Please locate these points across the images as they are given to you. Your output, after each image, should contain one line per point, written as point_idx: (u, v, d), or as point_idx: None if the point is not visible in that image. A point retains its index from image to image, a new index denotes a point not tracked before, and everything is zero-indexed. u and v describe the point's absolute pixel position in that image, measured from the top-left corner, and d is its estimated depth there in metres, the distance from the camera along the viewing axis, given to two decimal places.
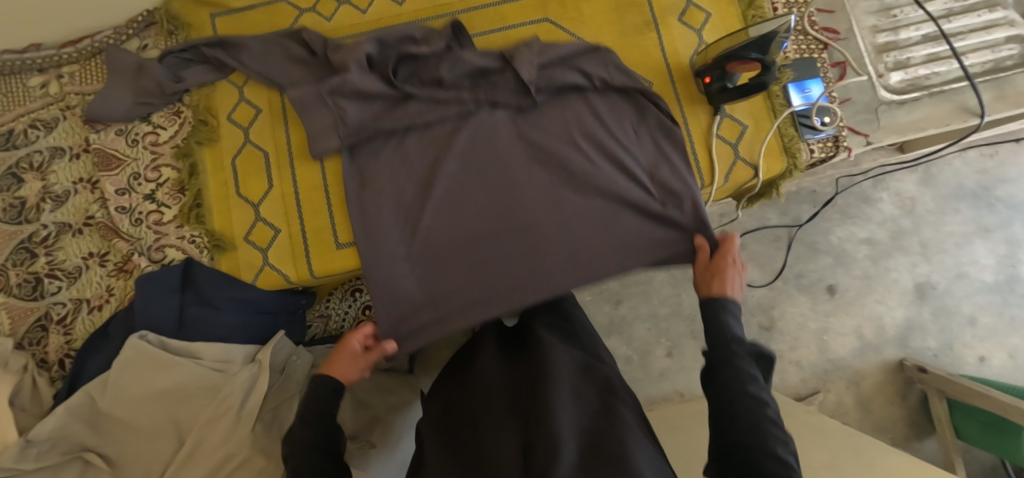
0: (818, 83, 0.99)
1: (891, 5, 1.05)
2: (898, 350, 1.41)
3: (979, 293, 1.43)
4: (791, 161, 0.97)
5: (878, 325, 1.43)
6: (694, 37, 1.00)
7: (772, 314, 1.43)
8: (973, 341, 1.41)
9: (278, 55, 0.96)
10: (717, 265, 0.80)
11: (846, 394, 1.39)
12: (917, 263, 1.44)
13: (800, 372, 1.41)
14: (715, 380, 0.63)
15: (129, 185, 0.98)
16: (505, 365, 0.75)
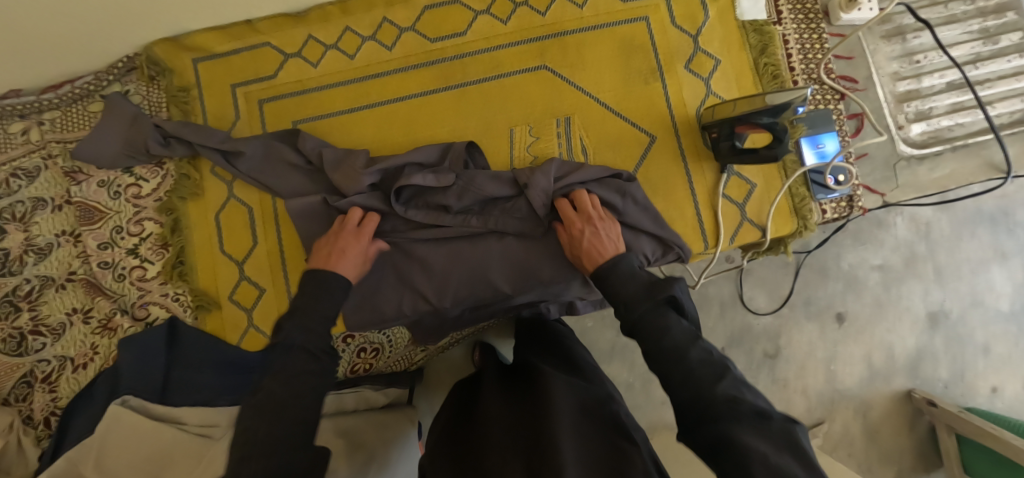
0: (834, 137, 0.93)
1: (914, 50, 0.98)
2: (907, 381, 1.23)
3: (995, 323, 1.24)
4: (801, 223, 0.92)
5: (888, 354, 1.24)
6: (701, 86, 0.94)
7: (779, 342, 1.23)
8: (987, 371, 1.24)
9: (273, 160, 0.91)
10: (577, 232, 0.81)
11: (852, 423, 1.22)
12: (931, 291, 1.23)
13: (807, 401, 1.23)
14: (652, 344, 0.64)
15: (112, 239, 0.95)
16: (504, 395, 0.74)
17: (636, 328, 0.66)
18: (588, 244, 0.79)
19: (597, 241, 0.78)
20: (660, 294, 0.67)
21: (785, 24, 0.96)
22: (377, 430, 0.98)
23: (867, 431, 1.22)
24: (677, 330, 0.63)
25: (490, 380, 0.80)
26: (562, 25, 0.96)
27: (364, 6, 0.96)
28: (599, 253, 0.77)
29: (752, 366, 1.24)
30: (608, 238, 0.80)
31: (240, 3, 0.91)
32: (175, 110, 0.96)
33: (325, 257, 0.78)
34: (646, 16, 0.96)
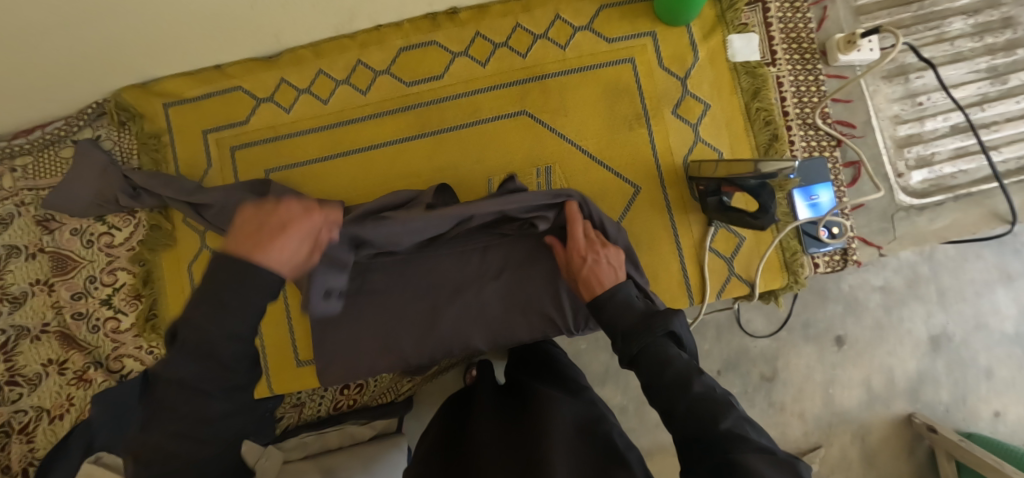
0: (829, 187, 0.88)
1: (917, 91, 0.93)
2: (907, 404, 1.15)
3: (999, 346, 1.16)
4: (791, 277, 0.88)
5: (888, 377, 1.16)
6: (689, 133, 0.90)
7: (776, 365, 1.16)
8: (989, 395, 1.15)
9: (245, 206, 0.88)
10: (576, 263, 0.77)
11: (851, 449, 1.15)
12: (934, 313, 1.16)
13: (804, 425, 1.15)
14: (653, 378, 0.59)
15: (85, 288, 0.94)
16: (498, 410, 0.72)
17: (634, 359, 0.62)
18: (586, 272, 0.74)
19: (597, 268, 0.74)
20: (659, 324, 0.62)
21: (779, 65, 0.91)
22: (362, 465, 0.93)
23: (865, 456, 1.14)
24: (679, 361, 0.59)
25: (484, 391, 0.78)
26: (544, 68, 0.91)
27: (337, 48, 0.92)
28: (595, 281, 0.73)
29: (748, 389, 1.16)
30: (608, 266, 0.75)
31: (208, 49, 0.88)
32: (146, 159, 0.94)
33: (249, 235, 0.48)
34: (633, 58, 0.91)
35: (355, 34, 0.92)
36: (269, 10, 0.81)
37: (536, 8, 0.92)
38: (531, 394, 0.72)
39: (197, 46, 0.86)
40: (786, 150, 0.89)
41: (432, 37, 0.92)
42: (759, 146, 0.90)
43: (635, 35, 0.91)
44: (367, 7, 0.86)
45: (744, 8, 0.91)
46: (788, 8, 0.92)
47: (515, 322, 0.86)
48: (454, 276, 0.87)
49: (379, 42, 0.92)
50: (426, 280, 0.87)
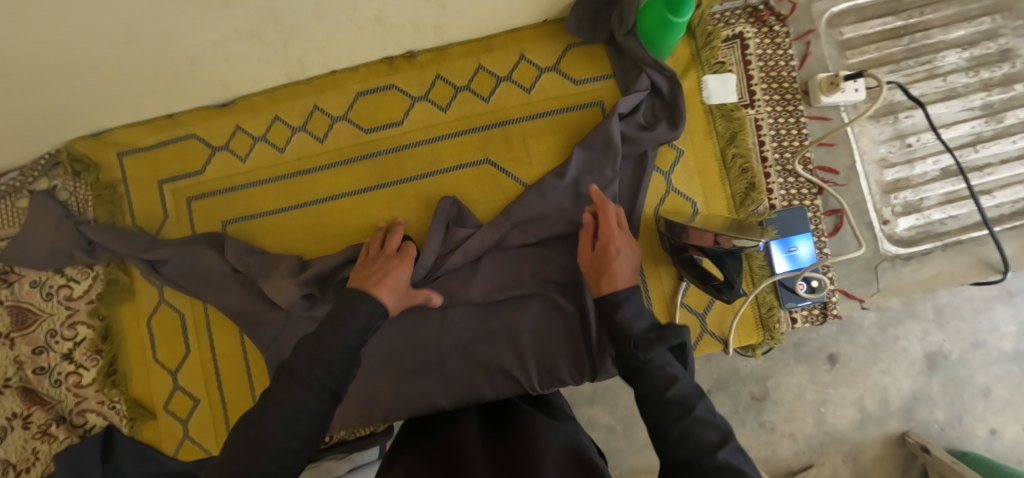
0: (808, 238, 0.84)
1: (905, 132, 0.87)
2: (901, 423, 1.12)
3: (997, 364, 1.12)
4: (767, 334, 0.84)
5: (882, 398, 1.12)
6: (660, 181, 0.85)
7: (766, 385, 1.13)
8: (986, 414, 1.11)
9: (204, 255, 0.86)
10: (601, 254, 0.72)
11: (843, 469, 1.12)
12: (930, 332, 1.12)
13: (795, 445, 1.13)
14: (654, 397, 0.55)
15: (46, 343, 0.92)
16: (486, 437, 0.65)
17: (635, 373, 0.59)
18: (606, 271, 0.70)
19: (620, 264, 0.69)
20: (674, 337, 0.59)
21: (757, 106, 0.86)
22: None
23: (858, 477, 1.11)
24: (685, 383, 0.56)
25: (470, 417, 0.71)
26: (506, 112, 0.88)
27: (292, 94, 0.90)
28: (615, 277, 0.68)
29: (739, 409, 1.13)
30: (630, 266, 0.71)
31: (158, 101, 0.85)
32: (101, 210, 0.92)
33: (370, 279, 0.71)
34: (601, 100, 0.87)
35: (310, 80, 0.89)
36: (216, 65, 0.78)
37: (499, 48, 0.88)
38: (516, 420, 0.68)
39: (146, 100, 0.84)
40: (763, 200, 0.85)
41: (391, 81, 0.89)
42: (735, 195, 0.85)
43: (602, 76, 0.87)
44: (319, 56, 0.83)
45: (721, 45, 0.86)
46: (767, 44, 0.86)
47: (482, 351, 0.83)
48: (416, 329, 0.84)
49: (335, 87, 0.89)
50: (387, 334, 0.84)
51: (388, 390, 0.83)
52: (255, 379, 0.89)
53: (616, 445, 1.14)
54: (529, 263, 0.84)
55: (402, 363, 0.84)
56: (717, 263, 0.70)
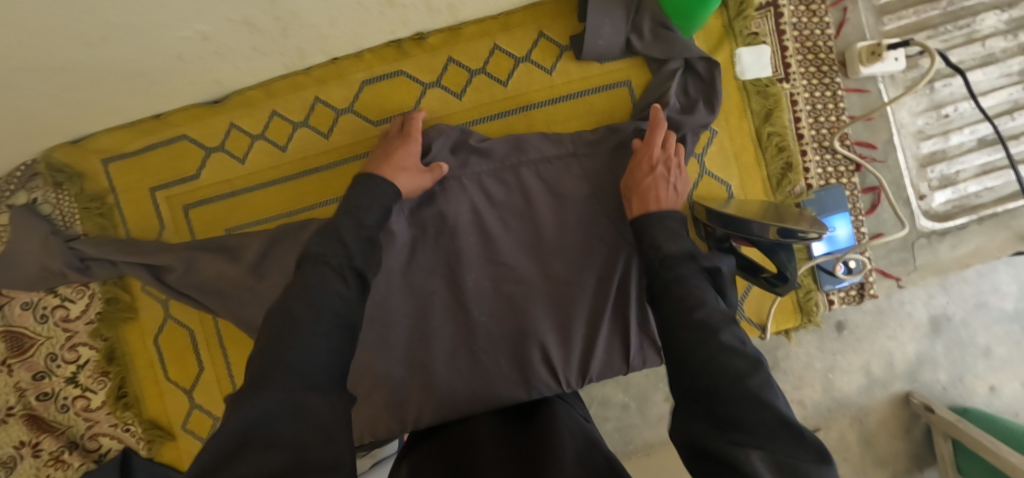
0: (846, 218, 0.81)
1: (942, 101, 0.84)
2: (905, 384, 1.14)
3: (998, 324, 1.13)
4: (805, 317, 0.82)
5: (887, 362, 1.13)
6: (694, 165, 0.81)
7: (777, 355, 1.13)
8: (986, 372, 1.14)
9: (205, 268, 0.79)
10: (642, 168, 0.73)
11: (850, 432, 1.13)
12: (935, 295, 1.13)
13: (803, 411, 1.13)
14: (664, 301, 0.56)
15: (47, 367, 0.87)
16: (498, 436, 0.63)
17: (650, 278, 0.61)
18: (644, 186, 0.70)
19: (659, 185, 0.70)
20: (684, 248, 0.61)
21: (793, 80, 0.81)
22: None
23: (864, 438, 1.13)
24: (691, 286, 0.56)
25: (486, 419, 0.69)
26: (528, 97, 0.83)
27: (291, 86, 0.82)
28: (653, 201, 0.69)
29: None
30: (672, 190, 0.71)
31: (142, 102, 0.77)
32: (90, 224, 0.85)
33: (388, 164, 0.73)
34: (628, 80, 0.83)
35: (310, 69, 0.81)
36: (206, 59, 0.70)
37: (516, 26, 0.82)
38: (541, 421, 0.64)
39: (129, 101, 0.75)
40: (800, 180, 0.81)
41: (400, 67, 0.82)
42: (772, 177, 0.81)
43: (627, 54, 0.82)
44: (320, 43, 0.75)
45: (754, 15, 0.80)
46: (803, 11, 0.81)
47: (512, 344, 0.78)
48: (447, 316, 0.79)
49: (338, 77, 0.82)
50: (420, 323, 0.78)
51: (417, 384, 0.77)
52: None
53: (631, 422, 1.13)
54: (575, 244, 0.79)
55: (436, 356, 0.78)
56: (767, 253, 0.66)
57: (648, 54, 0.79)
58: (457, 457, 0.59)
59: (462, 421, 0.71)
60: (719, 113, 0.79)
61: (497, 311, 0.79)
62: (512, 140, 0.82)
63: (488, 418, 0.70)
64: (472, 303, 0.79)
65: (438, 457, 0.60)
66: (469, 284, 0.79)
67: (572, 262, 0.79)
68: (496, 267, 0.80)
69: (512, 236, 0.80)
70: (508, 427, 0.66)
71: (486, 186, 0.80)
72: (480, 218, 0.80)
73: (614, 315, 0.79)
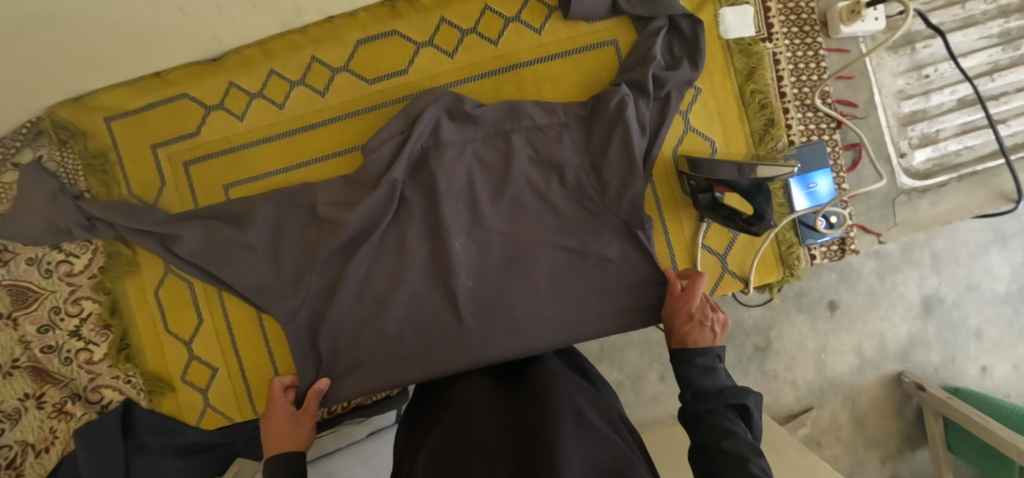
0: (827, 173, 0.83)
1: (923, 62, 0.86)
2: (897, 365, 1.15)
3: (989, 306, 1.15)
4: (787, 270, 0.84)
5: (879, 343, 1.15)
6: (679, 121, 0.83)
7: (770, 336, 1.14)
8: (977, 353, 1.16)
9: (211, 222, 0.83)
10: (678, 314, 0.74)
11: (841, 412, 1.15)
12: (927, 277, 1.14)
13: (796, 391, 1.15)
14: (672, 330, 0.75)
15: (51, 321, 0.89)
16: (494, 395, 0.65)
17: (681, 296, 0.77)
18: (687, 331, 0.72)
19: (690, 329, 0.72)
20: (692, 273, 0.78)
21: (775, 40, 0.84)
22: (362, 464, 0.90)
23: (856, 418, 1.15)
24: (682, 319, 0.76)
25: (482, 380, 0.70)
26: (519, 56, 0.85)
27: (288, 45, 0.85)
28: (688, 339, 0.71)
29: (742, 360, 1.14)
30: (705, 329, 0.72)
31: (144, 59, 0.80)
32: (94, 180, 0.87)
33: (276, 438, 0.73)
34: (615, 39, 0.85)
35: (306, 29, 0.84)
36: (205, 15, 0.72)
37: None
38: (535, 370, 0.68)
39: (133, 56, 0.78)
40: (782, 136, 0.83)
41: (393, 27, 0.85)
42: (754, 133, 0.84)
43: (614, 14, 0.84)
44: (314, 1, 0.78)
45: None
46: None
47: (513, 303, 0.81)
48: (438, 271, 0.82)
49: (334, 37, 0.84)
50: (413, 282, 0.81)
51: (408, 337, 0.82)
52: (274, 345, 0.89)
53: (626, 400, 1.15)
54: (564, 211, 0.82)
55: (424, 319, 0.82)
56: (747, 197, 0.70)
57: (633, 14, 0.82)
58: (455, 410, 0.61)
59: (464, 377, 0.74)
60: (703, 71, 0.82)
61: (488, 273, 0.82)
62: (506, 107, 0.83)
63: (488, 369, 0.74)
64: (469, 263, 0.82)
65: (438, 414, 0.63)
66: (459, 249, 0.81)
67: (560, 227, 0.83)
68: (488, 233, 0.82)
69: (508, 200, 0.83)
70: (504, 378, 0.71)
71: (482, 155, 0.83)
72: (473, 187, 0.82)
73: (604, 269, 0.82)
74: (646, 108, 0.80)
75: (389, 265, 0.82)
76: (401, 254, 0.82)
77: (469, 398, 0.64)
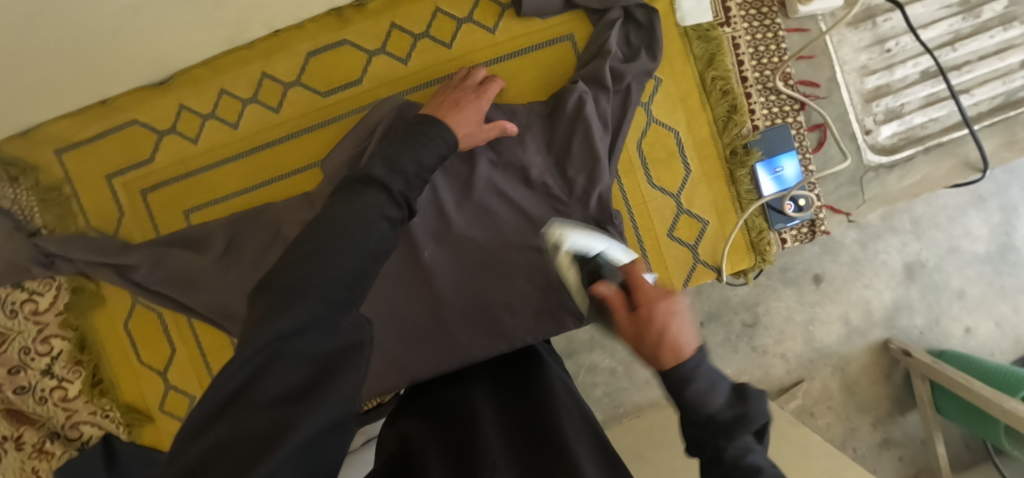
0: (793, 156, 0.82)
1: (885, 36, 0.85)
2: (883, 331, 1.16)
3: (969, 266, 1.16)
4: (759, 257, 0.84)
5: (865, 310, 1.15)
6: (641, 113, 0.82)
7: (757, 311, 1.14)
8: (961, 313, 1.17)
9: (176, 248, 0.82)
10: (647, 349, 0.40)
11: (832, 381, 1.16)
12: (908, 243, 1.14)
13: (786, 365, 1.15)
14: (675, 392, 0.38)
15: (21, 362, 0.87)
16: (499, 405, 0.56)
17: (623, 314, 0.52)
18: (664, 322, 0.39)
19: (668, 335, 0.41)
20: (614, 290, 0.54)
21: (734, 24, 0.82)
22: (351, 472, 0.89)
23: (846, 386, 1.16)
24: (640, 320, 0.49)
25: (481, 388, 0.61)
26: (474, 57, 0.83)
27: (235, 63, 0.82)
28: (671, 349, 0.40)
29: (732, 337, 1.14)
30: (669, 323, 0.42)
31: (89, 87, 0.77)
32: (49, 215, 0.85)
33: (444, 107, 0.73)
34: (571, 34, 0.83)
35: (252, 44, 0.82)
36: (144, 36, 0.70)
37: None
38: (536, 380, 0.61)
39: (75, 85, 0.75)
40: (746, 121, 0.82)
41: (343, 36, 0.82)
42: (717, 120, 0.83)
43: (567, 8, 0.82)
44: (256, 14, 0.75)
45: None
46: None
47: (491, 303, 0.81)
48: (409, 279, 0.82)
49: (282, 50, 0.82)
50: (385, 291, 0.81)
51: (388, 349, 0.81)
52: None
53: (620, 385, 1.15)
54: (532, 212, 0.81)
55: (404, 325, 0.82)
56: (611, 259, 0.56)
57: (587, 6, 0.80)
58: (457, 419, 0.53)
59: (458, 382, 0.66)
60: (662, 60, 0.81)
61: (461, 279, 0.82)
62: None
63: (484, 373, 0.67)
64: (439, 268, 0.82)
65: (428, 421, 0.55)
66: (428, 259, 0.81)
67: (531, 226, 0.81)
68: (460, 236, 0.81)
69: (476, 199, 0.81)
70: (503, 385, 0.63)
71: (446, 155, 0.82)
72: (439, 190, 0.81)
73: None
74: (606, 102, 0.79)
75: None
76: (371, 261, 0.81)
77: (464, 408, 0.56)
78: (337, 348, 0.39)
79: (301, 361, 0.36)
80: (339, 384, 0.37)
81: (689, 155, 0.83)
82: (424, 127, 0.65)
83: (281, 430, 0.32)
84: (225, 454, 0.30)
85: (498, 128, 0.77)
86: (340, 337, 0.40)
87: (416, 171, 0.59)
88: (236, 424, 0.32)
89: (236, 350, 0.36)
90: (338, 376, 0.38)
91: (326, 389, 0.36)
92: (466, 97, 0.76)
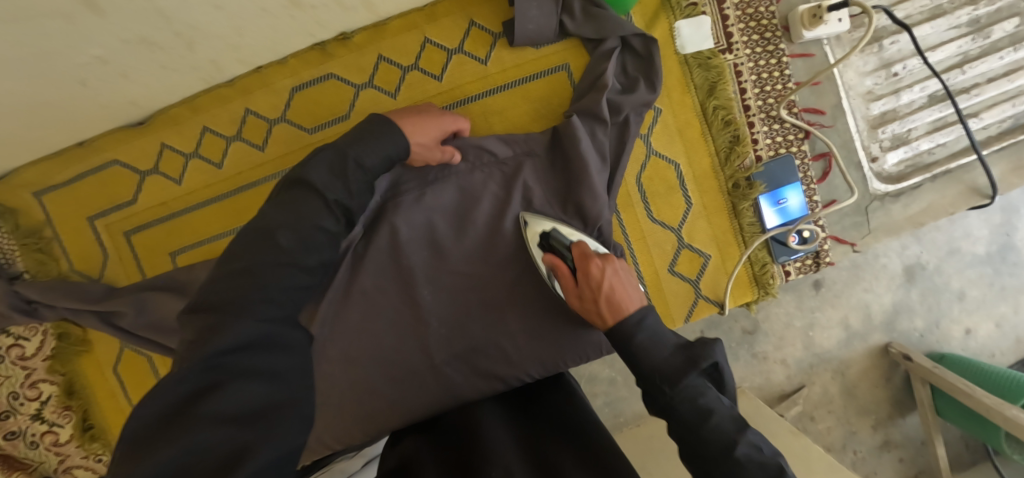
0: (797, 188, 0.80)
1: (891, 59, 0.81)
2: (884, 335, 1.13)
3: (970, 268, 1.13)
4: (762, 290, 0.82)
5: (866, 315, 1.13)
6: (640, 147, 0.80)
7: (757, 318, 1.12)
8: (961, 315, 1.14)
9: (161, 288, 0.79)
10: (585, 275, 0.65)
11: (832, 385, 1.13)
12: (908, 245, 1.12)
13: (786, 371, 1.13)
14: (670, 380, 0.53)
15: (10, 406, 0.85)
16: (518, 435, 0.55)
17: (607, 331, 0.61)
18: (607, 286, 0.62)
19: (619, 284, 0.62)
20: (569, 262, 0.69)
21: (735, 50, 0.79)
22: None
23: (846, 390, 1.14)
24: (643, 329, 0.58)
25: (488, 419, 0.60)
26: (464, 89, 0.81)
27: (216, 100, 0.79)
28: (622, 301, 0.61)
29: (732, 344, 1.12)
30: (628, 282, 0.64)
31: (63, 131, 0.74)
32: (31, 259, 0.82)
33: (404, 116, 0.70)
34: (565, 64, 0.81)
35: (233, 81, 0.79)
36: (111, 82, 0.66)
37: (444, 16, 0.79)
38: (544, 419, 0.60)
39: (46, 129, 0.72)
40: (749, 152, 0.80)
41: (327, 69, 0.79)
42: (719, 151, 0.80)
43: (561, 38, 0.80)
44: (233, 54, 0.71)
45: None
46: None
47: (492, 341, 0.76)
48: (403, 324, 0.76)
49: (264, 86, 0.79)
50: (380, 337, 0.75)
51: (385, 393, 0.74)
52: None
53: (619, 395, 1.09)
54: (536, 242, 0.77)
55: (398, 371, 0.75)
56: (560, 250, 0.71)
57: (581, 34, 0.77)
58: (458, 456, 0.51)
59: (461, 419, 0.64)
60: (661, 91, 0.77)
61: (457, 319, 0.76)
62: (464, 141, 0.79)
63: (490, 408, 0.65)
64: (434, 308, 0.76)
65: (431, 449, 0.56)
66: (426, 299, 0.76)
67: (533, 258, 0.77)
68: (456, 271, 0.77)
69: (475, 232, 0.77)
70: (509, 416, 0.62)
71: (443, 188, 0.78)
72: (434, 226, 0.77)
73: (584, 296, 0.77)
74: (604, 135, 0.76)
75: (358, 323, 0.75)
76: (364, 300, 0.76)
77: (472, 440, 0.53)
78: (280, 367, 0.40)
79: (253, 378, 0.37)
80: (290, 398, 0.38)
81: (690, 188, 0.80)
82: (380, 128, 0.61)
83: (239, 452, 0.32)
84: (187, 475, 0.30)
85: (450, 152, 0.75)
86: (281, 355, 0.40)
87: (358, 174, 0.56)
88: (189, 440, 0.31)
89: (174, 369, 0.36)
90: (286, 391, 0.38)
91: (274, 410, 0.36)
92: (430, 110, 0.73)
